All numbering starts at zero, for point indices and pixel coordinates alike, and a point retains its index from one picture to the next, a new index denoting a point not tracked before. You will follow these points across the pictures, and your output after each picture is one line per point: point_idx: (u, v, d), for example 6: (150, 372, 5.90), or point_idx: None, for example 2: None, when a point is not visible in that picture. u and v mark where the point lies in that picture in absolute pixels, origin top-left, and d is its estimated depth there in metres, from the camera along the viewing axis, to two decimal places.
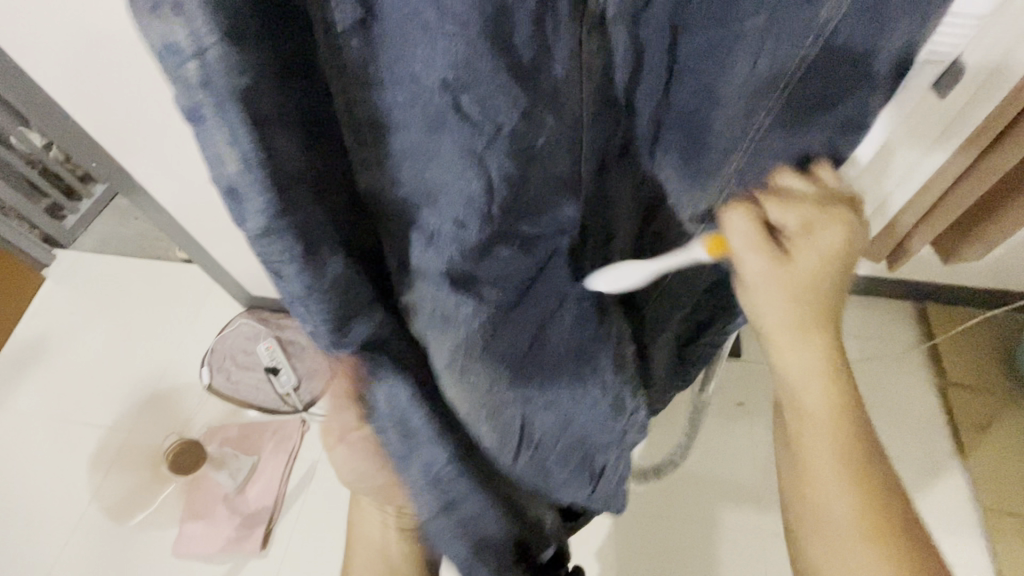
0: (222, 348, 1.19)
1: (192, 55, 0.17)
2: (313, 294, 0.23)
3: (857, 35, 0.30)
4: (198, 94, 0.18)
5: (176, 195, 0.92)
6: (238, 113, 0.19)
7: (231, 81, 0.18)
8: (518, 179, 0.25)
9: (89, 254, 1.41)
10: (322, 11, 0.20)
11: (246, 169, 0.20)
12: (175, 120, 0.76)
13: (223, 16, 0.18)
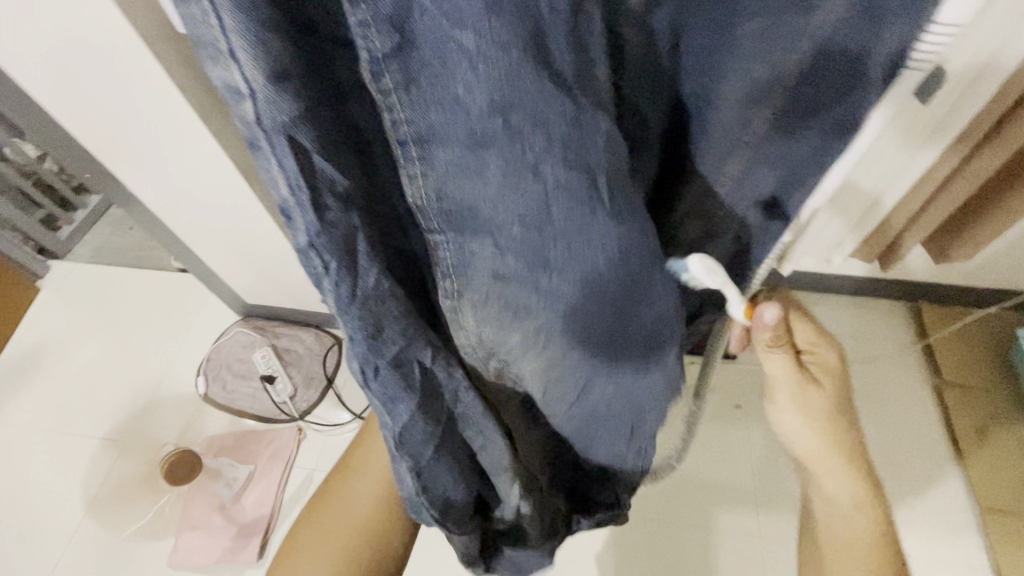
0: (218, 358, 1.20)
1: (247, 99, 0.21)
2: (358, 297, 0.26)
3: (848, 37, 0.29)
4: (259, 128, 0.22)
5: (171, 205, 0.92)
6: (289, 139, 0.22)
7: (284, 114, 0.22)
8: (573, 193, 0.25)
9: (84, 264, 1.41)
10: (361, 37, 0.20)
11: (295, 190, 0.23)
12: (169, 130, 0.76)
13: (274, 58, 0.21)
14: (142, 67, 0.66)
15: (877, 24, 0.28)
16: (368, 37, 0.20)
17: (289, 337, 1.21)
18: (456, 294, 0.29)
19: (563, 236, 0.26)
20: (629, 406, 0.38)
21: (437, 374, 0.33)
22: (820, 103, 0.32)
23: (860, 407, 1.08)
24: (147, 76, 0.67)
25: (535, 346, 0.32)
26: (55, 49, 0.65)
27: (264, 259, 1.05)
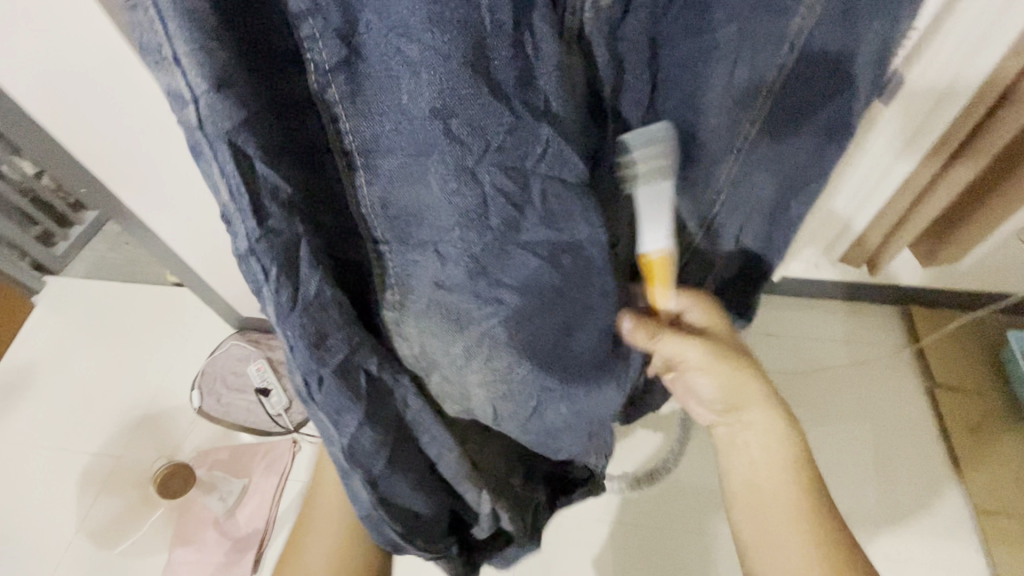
0: (212, 371, 1.21)
1: (191, 104, 0.25)
2: (296, 303, 0.29)
3: (829, 45, 0.39)
4: (199, 134, 0.26)
5: (165, 219, 0.93)
6: (228, 145, 0.26)
7: (225, 123, 0.26)
8: (506, 190, 0.31)
9: (80, 279, 1.42)
10: (313, 57, 0.26)
11: (234, 194, 0.27)
12: (163, 144, 0.77)
13: (215, 73, 0.25)
14: (139, 82, 0.67)
15: (855, 29, 0.38)
16: (317, 49, 0.26)
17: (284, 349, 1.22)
18: (401, 305, 0.34)
19: (496, 235, 0.32)
20: (579, 413, 0.42)
21: (384, 379, 0.35)
22: (807, 90, 0.42)
23: (853, 411, 1.08)
24: (145, 92, 0.69)
25: (484, 353, 0.36)
26: (50, 66, 0.66)
27: None
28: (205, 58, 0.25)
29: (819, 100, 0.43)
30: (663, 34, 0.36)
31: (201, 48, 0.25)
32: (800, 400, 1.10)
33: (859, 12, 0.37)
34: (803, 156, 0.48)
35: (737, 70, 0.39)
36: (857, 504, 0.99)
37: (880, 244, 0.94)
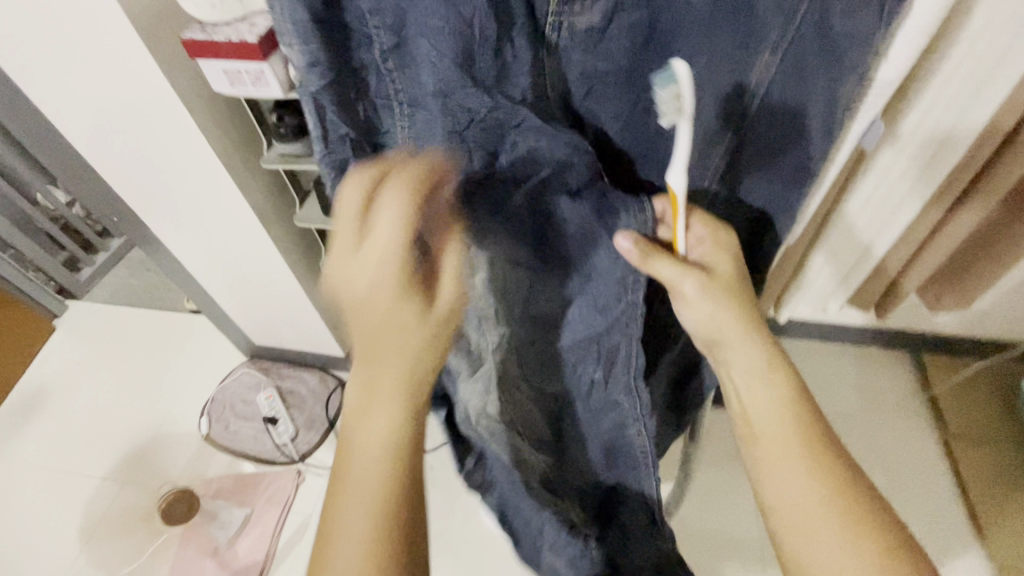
0: (223, 398, 1.22)
1: (298, 65, 0.41)
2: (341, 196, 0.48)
3: (789, 93, 0.42)
4: (303, 84, 0.42)
5: (186, 249, 0.96)
6: (317, 97, 0.42)
7: (316, 82, 0.41)
8: (490, 145, 0.43)
9: (101, 304, 1.46)
10: (375, 43, 0.40)
11: (317, 127, 0.43)
12: (189, 179, 0.80)
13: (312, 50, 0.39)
14: (174, 125, 0.71)
15: (809, 80, 0.41)
16: (378, 37, 0.40)
17: (293, 378, 1.23)
18: None
19: (488, 170, 0.43)
20: (564, 323, 0.50)
21: None
22: (775, 133, 0.45)
23: (864, 457, 1.06)
24: (179, 134, 0.72)
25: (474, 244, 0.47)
26: (91, 103, 0.70)
27: (271, 301, 1.08)
28: (305, 42, 0.39)
29: (789, 138, 0.46)
30: (642, 63, 0.41)
31: (306, 38, 0.39)
32: None
33: (813, 65, 0.40)
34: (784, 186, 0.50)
35: (708, 98, 0.43)
36: None
37: (896, 273, 0.92)
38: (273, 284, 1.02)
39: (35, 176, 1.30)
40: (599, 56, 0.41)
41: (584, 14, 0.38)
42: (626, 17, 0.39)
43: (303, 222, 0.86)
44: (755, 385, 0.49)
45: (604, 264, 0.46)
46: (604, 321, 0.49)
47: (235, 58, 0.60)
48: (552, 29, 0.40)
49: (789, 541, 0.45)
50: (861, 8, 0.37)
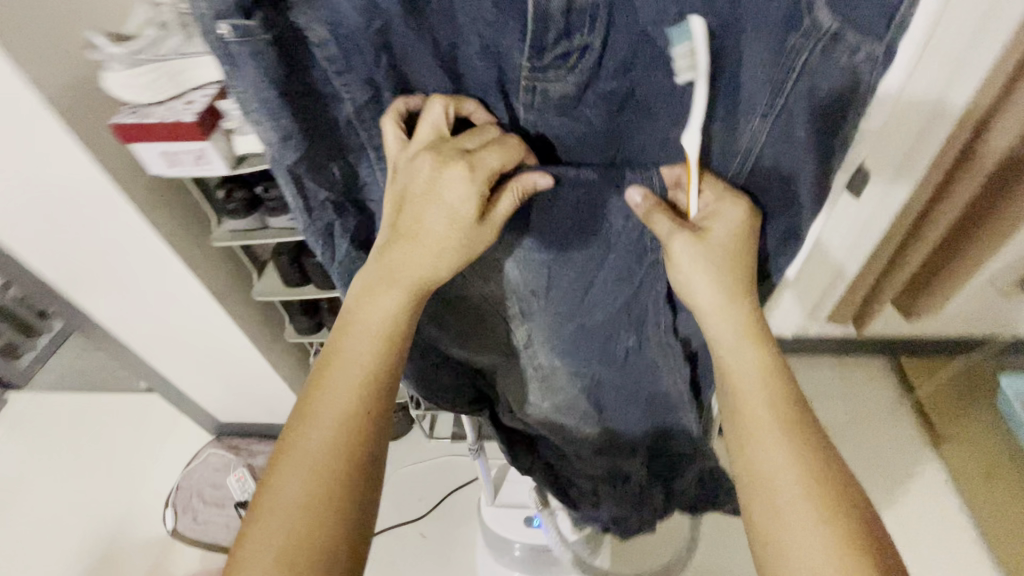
0: (189, 485, 1.13)
1: (267, 138, 0.38)
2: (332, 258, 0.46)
3: (782, 157, 0.39)
4: (276, 156, 0.39)
5: (135, 333, 0.89)
6: (289, 167, 0.40)
7: (291, 153, 0.39)
8: None
9: (43, 394, 1.34)
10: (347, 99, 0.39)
11: (295, 198, 0.42)
12: (132, 263, 0.74)
13: (283, 120, 0.37)
14: (111, 210, 0.65)
15: (801, 150, 0.38)
16: (351, 91, 0.39)
17: (266, 455, 1.14)
18: None
19: None
20: (582, 304, 0.46)
21: None
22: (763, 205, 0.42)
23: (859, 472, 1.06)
24: (117, 219, 0.67)
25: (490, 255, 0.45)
26: (18, 194, 0.64)
27: (233, 377, 1.00)
28: (272, 116, 0.37)
29: (778, 209, 0.42)
30: (618, 126, 0.40)
31: (273, 112, 0.37)
32: None
33: (801, 134, 0.38)
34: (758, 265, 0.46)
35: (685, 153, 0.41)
36: None
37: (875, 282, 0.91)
38: (236, 360, 0.95)
39: None
40: (566, 121, 0.40)
41: (559, 82, 0.37)
42: (601, 89, 0.38)
43: (262, 296, 0.80)
44: (730, 358, 0.44)
45: (621, 232, 0.42)
46: (627, 284, 0.45)
47: (173, 138, 0.56)
48: (525, 93, 0.39)
49: (770, 558, 0.39)
50: (855, 83, 0.35)
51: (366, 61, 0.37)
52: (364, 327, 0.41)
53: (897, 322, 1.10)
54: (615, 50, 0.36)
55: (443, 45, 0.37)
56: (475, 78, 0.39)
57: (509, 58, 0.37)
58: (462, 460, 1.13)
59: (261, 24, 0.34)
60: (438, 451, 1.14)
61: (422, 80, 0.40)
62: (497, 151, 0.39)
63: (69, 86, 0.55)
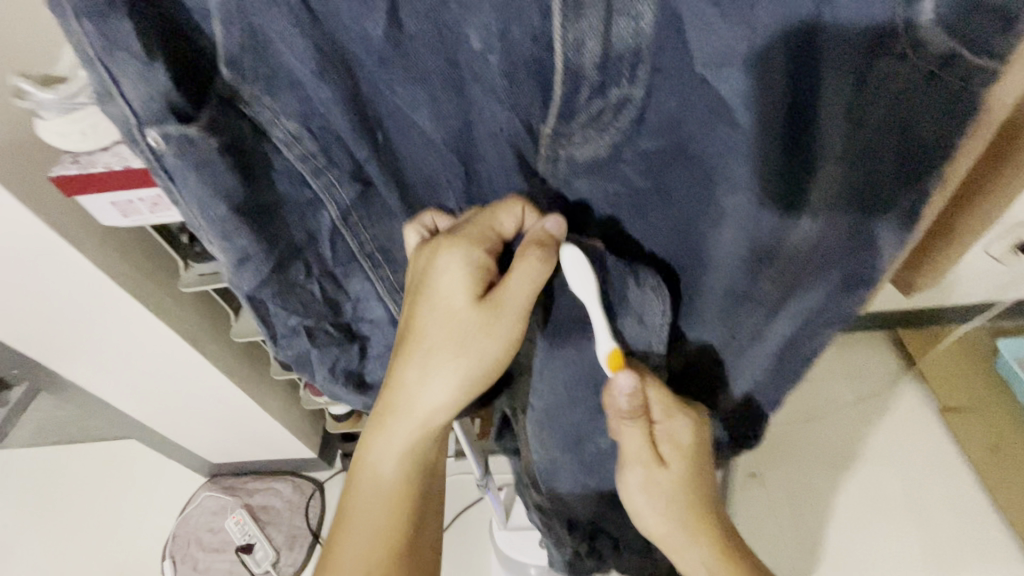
0: (185, 533, 1.08)
1: (231, 255, 0.38)
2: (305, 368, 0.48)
3: (853, 194, 0.36)
4: (238, 272, 0.39)
5: (114, 387, 0.84)
6: (253, 280, 0.39)
7: (260, 264, 0.39)
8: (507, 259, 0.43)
9: (22, 449, 1.27)
10: (332, 194, 0.37)
11: (259, 324, 0.43)
12: (101, 319, 0.69)
13: (248, 231, 0.37)
14: (65, 266, 0.60)
15: (878, 189, 0.36)
16: (333, 188, 0.37)
17: (265, 493, 1.10)
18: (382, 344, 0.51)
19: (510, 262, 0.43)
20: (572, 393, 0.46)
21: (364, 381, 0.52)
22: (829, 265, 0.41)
23: (866, 451, 1.05)
24: (74, 274, 0.61)
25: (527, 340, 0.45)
26: None
27: (223, 420, 0.96)
28: (229, 234, 0.36)
29: (855, 257, 0.40)
30: (663, 181, 0.38)
31: (229, 232, 0.36)
32: (811, 449, 1.07)
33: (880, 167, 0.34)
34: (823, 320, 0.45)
35: (756, 207, 0.37)
36: (893, 554, 0.95)
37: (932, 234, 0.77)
38: (223, 403, 0.90)
39: None
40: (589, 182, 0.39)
41: (583, 146, 0.35)
42: (636, 144, 0.35)
43: (241, 337, 0.76)
44: (630, 479, 0.51)
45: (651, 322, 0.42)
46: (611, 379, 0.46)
47: (124, 187, 0.51)
48: (549, 159, 0.36)
49: None
50: (939, 110, 0.31)
51: (351, 151, 0.35)
52: (381, 450, 0.46)
53: (893, 295, 1.09)
54: (656, 101, 0.33)
55: (453, 121, 0.34)
56: (490, 149, 0.36)
57: (516, 129, 0.34)
58: (467, 477, 1.10)
59: (202, 130, 0.32)
60: None
61: (420, 161, 0.37)
62: (507, 217, 0.39)
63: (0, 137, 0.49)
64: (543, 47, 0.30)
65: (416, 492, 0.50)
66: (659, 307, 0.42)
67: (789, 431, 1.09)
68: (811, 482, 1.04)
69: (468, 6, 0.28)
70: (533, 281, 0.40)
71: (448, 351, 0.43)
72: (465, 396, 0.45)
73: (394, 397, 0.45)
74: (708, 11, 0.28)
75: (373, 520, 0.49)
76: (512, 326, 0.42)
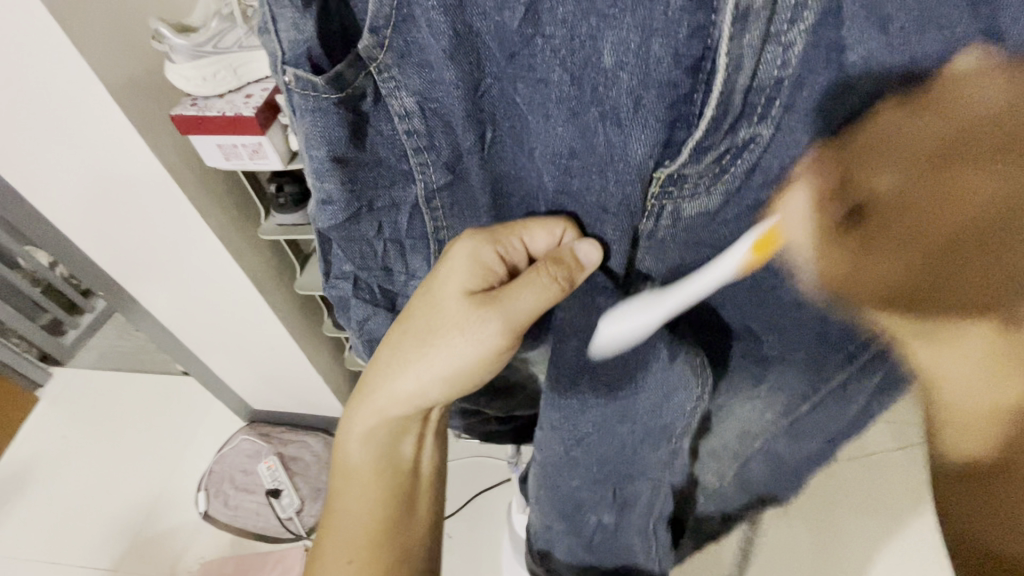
0: (221, 469, 1.14)
1: (318, 199, 0.37)
2: (349, 322, 0.47)
3: None
4: (317, 217, 0.38)
5: (181, 320, 0.90)
6: (322, 226, 0.38)
7: (331, 219, 0.37)
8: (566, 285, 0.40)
9: (85, 369, 1.38)
10: (425, 178, 0.36)
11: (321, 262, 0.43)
12: (183, 251, 0.74)
13: (337, 187, 0.36)
14: (164, 196, 0.65)
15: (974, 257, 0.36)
16: (426, 172, 0.35)
17: (297, 443, 1.14)
18: None
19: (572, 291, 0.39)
20: (592, 447, 0.41)
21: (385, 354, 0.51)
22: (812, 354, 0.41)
23: None
24: (168, 205, 0.67)
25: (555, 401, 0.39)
26: (81, 182, 0.65)
27: (270, 366, 1.01)
28: (319, 182, 0.35)
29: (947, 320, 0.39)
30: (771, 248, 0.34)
31: (320, 174, 0.35)
32: None
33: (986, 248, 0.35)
34: (842, 401, 0.45)
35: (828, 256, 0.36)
36: None
37: None
38: (275, 352, 0.96)
39: (14, 250, 1.24)
40: (656, 253, 0.34)
41: (696, 199, 0.32)
42: (745, 203, 0.32)
43: (304, 290, 0.81)
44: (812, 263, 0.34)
45: (677, 407, 0.37)
46: (626, 455, 0.40)
47: (231, 132, 0.55)
48: (650, 216, 0.32)
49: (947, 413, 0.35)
50: None
51: (457, 138, 0.34)
52: (359, 432, 0.45)
53: None
54: (776, 143, 0.30)
55: (560, 144, 0.29)
56: (588, 185, 0.30)
57: (638, 163, 0.29)
58: (488, 461, 1.12)
59: (329, 82, 0.31)
60: (464, 450, 1.14)
61: (520, 170, 0.36)
62: (541, 232, 0.36)
63: (126, 71, 0.54)
64: (682, 68, 0.26)
65: (388, 484, 0.46)
66: (695, 390, 0.36)
67: None
68: None
69: (610, 16, 0.25)
70: (540, 295, 0.37)
71: (418, 340, 0.41)
72: (439, 391, 0.43)
73: (370, 376, 0.44)
74: (874, 40, 0.27)
75: (346, 504, 0.46)
76: (496, 329, 0.40)
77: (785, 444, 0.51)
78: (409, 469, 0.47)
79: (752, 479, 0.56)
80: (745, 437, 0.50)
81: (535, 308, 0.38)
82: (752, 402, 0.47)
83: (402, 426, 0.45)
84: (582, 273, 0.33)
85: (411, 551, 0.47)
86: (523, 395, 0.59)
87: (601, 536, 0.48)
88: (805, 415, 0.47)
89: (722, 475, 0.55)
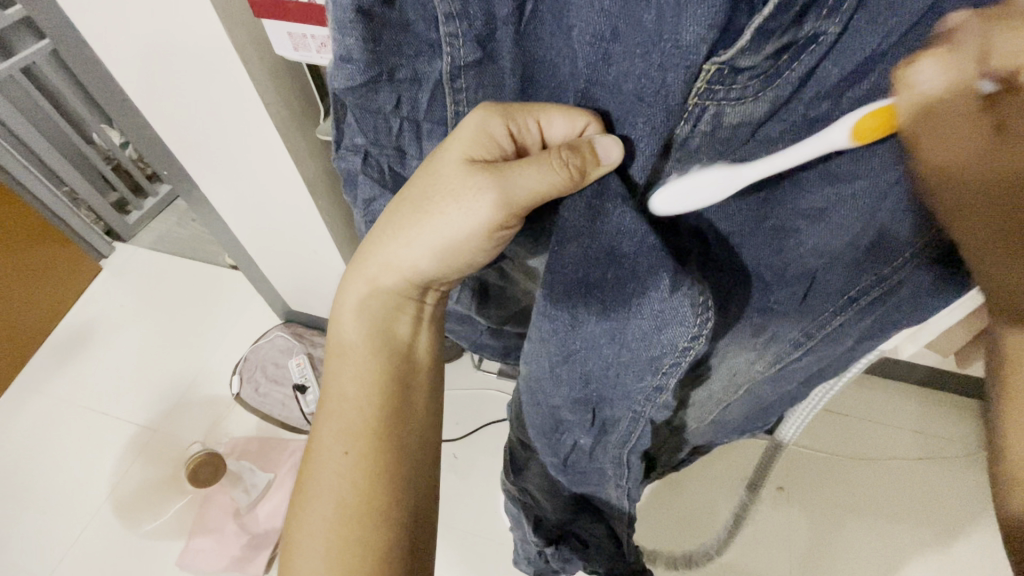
0: (256, 358, 1.20)
1: (339, 58, 0.33)
2: (357, 192, 0.49)
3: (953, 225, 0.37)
4: (334, 79, 0.35)
5: (234, 212, 0.94)
6: (336, 90, 0.35)
7: (346, 81, 0.34)
8: None
9: (144, 249, 1.48)
10: (456, 52, 0.33)
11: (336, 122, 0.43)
12: (243, 138, 0.76)
13: (362, 49, 0.33)
14: (230, 81, 0.67)
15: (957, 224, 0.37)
16: (457, 45, 0.32)
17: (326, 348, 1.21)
18: None
19: None
20: (571, 372, 0.39)
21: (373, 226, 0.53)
22: (810, 306, 0.43)
23: (909, 512, 0.97)
24: (236, 94, 0.68)
25: (539, 330, 0.37)
26: (153, 52, 0.66)
27: (311, 272, 1.05)
28: (340, 38, 0.32)
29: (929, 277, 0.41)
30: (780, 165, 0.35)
31: (342, 26, 0.32)
32: (854, 492, 1.00)
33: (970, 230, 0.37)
34: (835, 341, 0.46)
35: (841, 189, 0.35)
36: None
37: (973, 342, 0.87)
38: (314, 256, 1.00)
39: (91, 120, 1.31)
40: (686, 166, 0.33)
41: (738, 109, 0.30)
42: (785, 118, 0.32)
43: None
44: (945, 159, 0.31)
45: (669, 340, 0.33)
46: (608, 380, 0.38)
47: (304, 20, 0.55)
48: (690, 118, 0.30)
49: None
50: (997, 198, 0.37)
51: (494, 7, 0.31)
52: (356, 305, 0.48)
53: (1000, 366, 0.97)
54: (840, 46, 0.30)
55: (600, 22, 0.28)
56: (629, 72, 0.29)
57: (690, 47, 0.26)
58: (499, 399, 1.15)
59: None
60: (478, 382, 1.17)
61: (557, 56, 0.33)
62: (561, 119, 0.35)
63: None
64: None
65: (382, 365, 0.48)
66: (691, 328, 0.32)
67: (829, 462, 1.03)
68: (834, 512, 0.98)
69: None
70: (546, 179, 0.36)
71: (415, 208, 0.42)
72: (428, 265, 0.44)
73: (370, 241, 0.45)
74: None
75: (339, 385, 0.48)
76: (489, 200, 0.39)
77: (769, 389, 0.53)
78: (406, 356, 0.49)
79: (727, 420, 0.59)
80: (733, 383, 0.51)
81: (534, 190, 0.37)
82: (744, 355, 0.48)
83: (397, 302, 0.48)
84: (597, 169, 0.33)
85: (391, 443, 0.47)
86: (517, 308, 0.59)
87: (578, 455, 0.50)
88: (795, 361, 0.48)
89: (702, 421, 0.58)
